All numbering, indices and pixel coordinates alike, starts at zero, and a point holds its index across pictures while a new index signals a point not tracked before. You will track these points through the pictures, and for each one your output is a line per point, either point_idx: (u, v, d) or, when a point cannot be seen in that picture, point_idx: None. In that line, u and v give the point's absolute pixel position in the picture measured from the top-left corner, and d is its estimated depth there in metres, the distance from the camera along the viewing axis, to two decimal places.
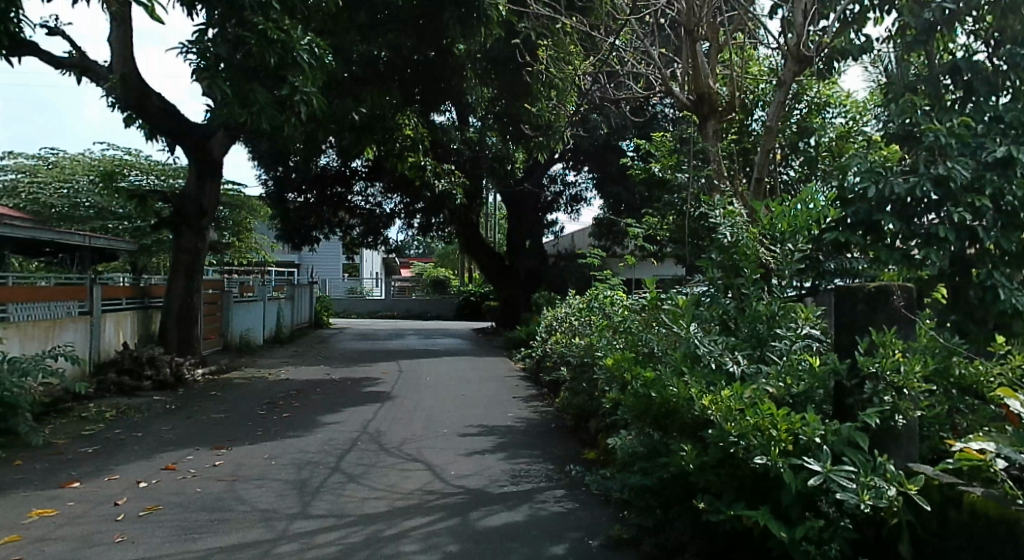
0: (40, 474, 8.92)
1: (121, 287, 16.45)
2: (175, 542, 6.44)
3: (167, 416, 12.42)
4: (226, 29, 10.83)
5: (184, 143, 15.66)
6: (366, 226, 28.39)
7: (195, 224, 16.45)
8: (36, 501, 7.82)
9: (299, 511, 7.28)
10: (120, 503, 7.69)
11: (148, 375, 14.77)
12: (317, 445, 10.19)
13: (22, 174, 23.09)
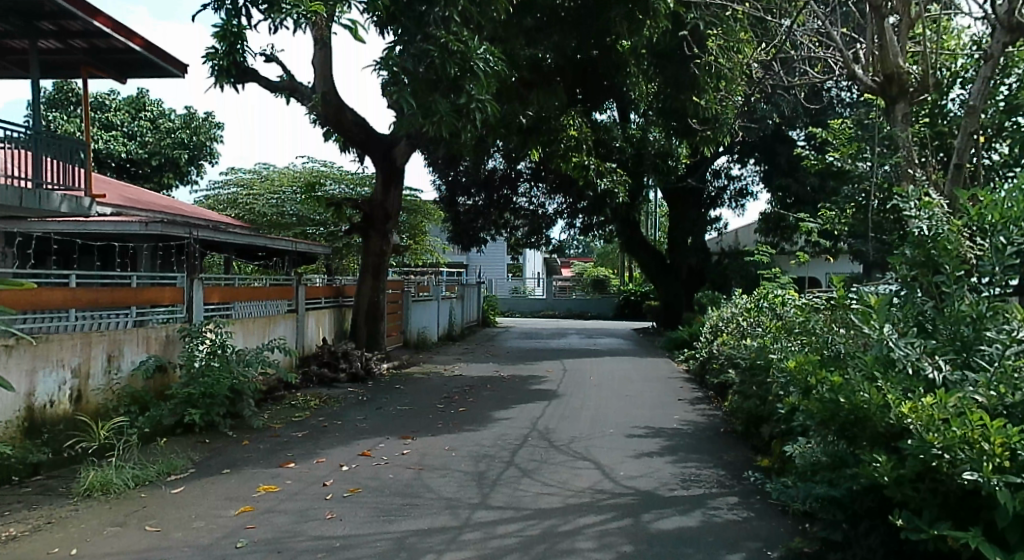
0: (265, 453, 9.77)
1: (321, 287, 18.10)
2: (374, 523, 7.18)
3: (360, 407, 13.58)
4: (411, 44, 11.45)
5: (371, 154, 16.93)
6: (530, 226, 28.93)
7: (381, 228, 17.67)
8: (262, 478, 8.64)
9: (481, 501, 7.85)
10: (328, 484, 8.45)
11: (343, 369, 16.18)
12: (492, 439, 10.86)
13: (241, 187, 26.22)
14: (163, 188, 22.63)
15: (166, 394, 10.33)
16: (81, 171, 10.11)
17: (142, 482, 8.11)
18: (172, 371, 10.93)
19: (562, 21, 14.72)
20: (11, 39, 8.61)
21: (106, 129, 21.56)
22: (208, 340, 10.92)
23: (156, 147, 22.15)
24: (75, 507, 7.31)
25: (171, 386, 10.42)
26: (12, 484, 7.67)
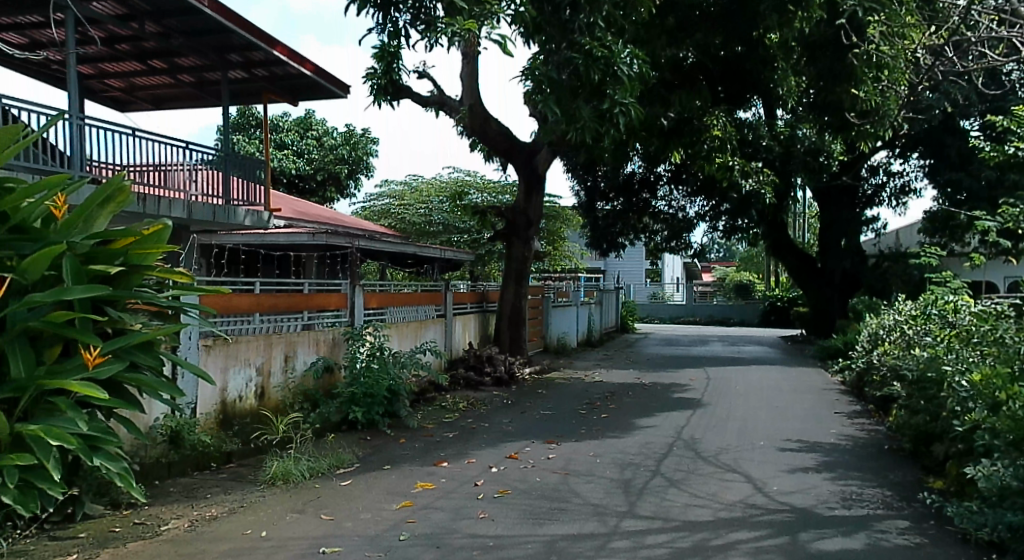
0: (418, 451, 9.22)
1: (466, 292, 16.80)
2: (524, 524, 6.14)
3: (506, 409, 12.36)
4: (553, 52, 9.89)
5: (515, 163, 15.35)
6: (671, 231, 26.70)
7: (523, 235, 16.00)
8: (418, 474, 7.90)
9: (628, 509, 6.63)
10: (479, 484, 7.46)
11: (489, 373, 14.82)
12: (636, 447, 9.34)
13: (394, 199, 27.26)
14: (327, 202, 24.09)
15: (332, 391, 10.47)
16: (261, 189, 10.83)
17: (315, 473, 7.74)
18: (338, 370, 11.12)
19: (708, 18, 13.61)
20: (206, 71, 9.46)
21: (279, 148, 23.27)
22: (368, 342, 10.84)
23: (320, 164, 23.60)
24: (259, 494, 6.94)
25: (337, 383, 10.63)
26: (209, 470, 7.50)
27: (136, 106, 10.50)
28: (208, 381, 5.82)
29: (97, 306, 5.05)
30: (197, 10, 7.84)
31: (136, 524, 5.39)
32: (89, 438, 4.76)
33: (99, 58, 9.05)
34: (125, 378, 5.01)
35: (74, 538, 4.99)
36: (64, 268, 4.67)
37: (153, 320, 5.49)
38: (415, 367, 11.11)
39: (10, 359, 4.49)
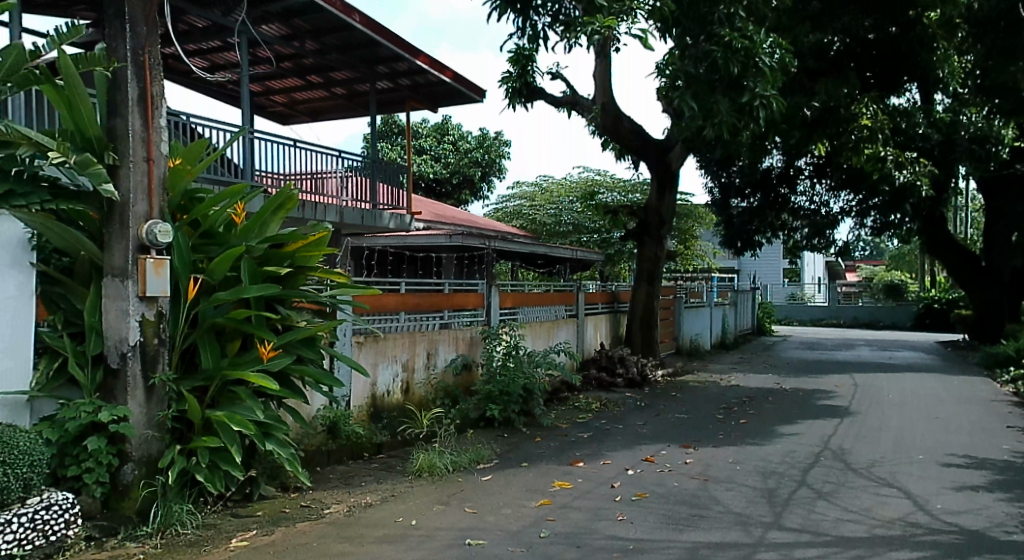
0: (554, 450, 8.18)
1: (598, 292, 15.22)
2: (662, 530, 5.40)
3: (635, 410, 11.16)
4: (695, 46, 9.75)
5: (647, 160, 13.78)
6: (814, 231, 24.32)
7: (656, 234, 14.50)
8: (553, 473, 7.06)
9: (774, 520, 5.73)
10: (616, 486, 6.61)
11: (621, 374, 13.30)
12: (780, 455, 8.20)
13: (525, 199, 27.33)
14: (461, 204, 24.73)
15: (471, 388, 9.63)
16: (404, 193, 11.14)
17: (457, 468, 7.15)
18: (476, 370, 10.06)
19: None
20: (357, 83, 9.98)
21: (417, 153, 24.06)
22: (505, 340, 9.81)
23: (456, 167, 24.26)
24: (407, 484, 6.53)
25: (476, 381, 9.70)
26: (362, 459, 7.49)
27: (296, 119, 11.24)
28: (363, 372, 5.90)
29: (267, 304, 5.22)
30: (350, 26, 8.35)
31: (302, 507, 5.35)
32: (263, 425, 5.02)
33: (266, 76, 9.75)
34: (293, 371, 5.18)
35: (251, 514, 5.06)
36: (242, 270, 4.99)
37: (314, 318, 5.54)
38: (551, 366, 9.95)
39: (200, 352, 4.88)
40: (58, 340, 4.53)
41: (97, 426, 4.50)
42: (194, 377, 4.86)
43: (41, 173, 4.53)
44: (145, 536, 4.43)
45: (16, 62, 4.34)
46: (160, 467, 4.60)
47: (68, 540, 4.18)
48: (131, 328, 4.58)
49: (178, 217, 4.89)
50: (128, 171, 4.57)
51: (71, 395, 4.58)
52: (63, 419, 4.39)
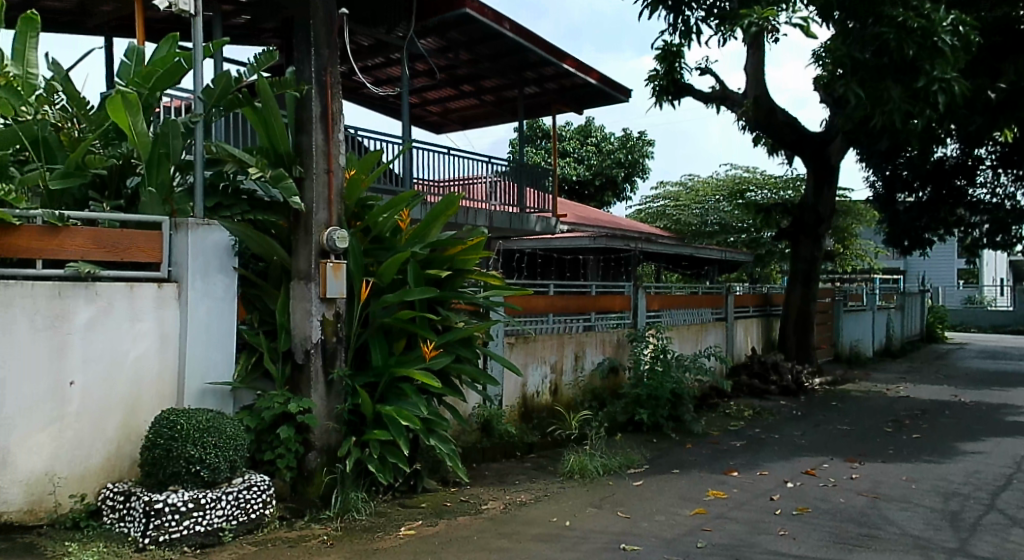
0: (708, 457, 7.82)
1: (750, 294, 14.78)
2: (831, 550, 4.96)
3: (795, 421, 10.73)
4: (866, 29, 9.20)
5: (803, 155, 13.15)
6: (997, 225, 20.30)
7: (812, 234, 13.73)
8: (706, 482, 6.71)
9: (960, 546, 5.14)
10: (775, 498, 6.22)
11: (775, 381, 12.87)
12: (961, 475, 7.49)
13: (669, 200, 25.88)
14: (604, 206, 24.82)
15: (618, 392, 9.29)
16: (551, 195, 11.13)
17: (608, 471, 6.93)
18: (623, 374, 9.71)
19: None
20: (505, 89, 10.25)
21: (561, 156, 24.30)
22: (652, 344, 9.32)
23: (599, 168, 24.31)
24: (559, 486, 6.37)
25: (623, 385, 9.31)
26: (515, 458, 7.40)
27: (447, 127, 11.69)
28: (519, 373, 5.86)
29: (429, 305, 5.42)
30: (502, 34, 8.51)
31: (460, 501, 5.51)
32: (426, 421, 5.22)
33: (421, 88, 10.22)
34: (453, 369, 5.38)
35: (417, 506, 5.29)
36: (408, 272, 5.22)
37: (471, 319, 5.69)
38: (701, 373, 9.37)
39: (371, 349, 5.21)
40: (255, 336, 5.03)
41: (287, 416, 4.91)
42: (366, 374, 5.18)
43: (243, 186, 5.12)
44: (328, 519, 4.80)
45: (225, 89, 4.97)
46: (339, 456, 4.95)
47: (265, 518, 4.59)
48: (313, 326, 4.95)
49: (352, 224, 5.25)
50: (312, 183, 4.94)
51: (265, 386, 5.04)
52: (260, 408, 4.86)
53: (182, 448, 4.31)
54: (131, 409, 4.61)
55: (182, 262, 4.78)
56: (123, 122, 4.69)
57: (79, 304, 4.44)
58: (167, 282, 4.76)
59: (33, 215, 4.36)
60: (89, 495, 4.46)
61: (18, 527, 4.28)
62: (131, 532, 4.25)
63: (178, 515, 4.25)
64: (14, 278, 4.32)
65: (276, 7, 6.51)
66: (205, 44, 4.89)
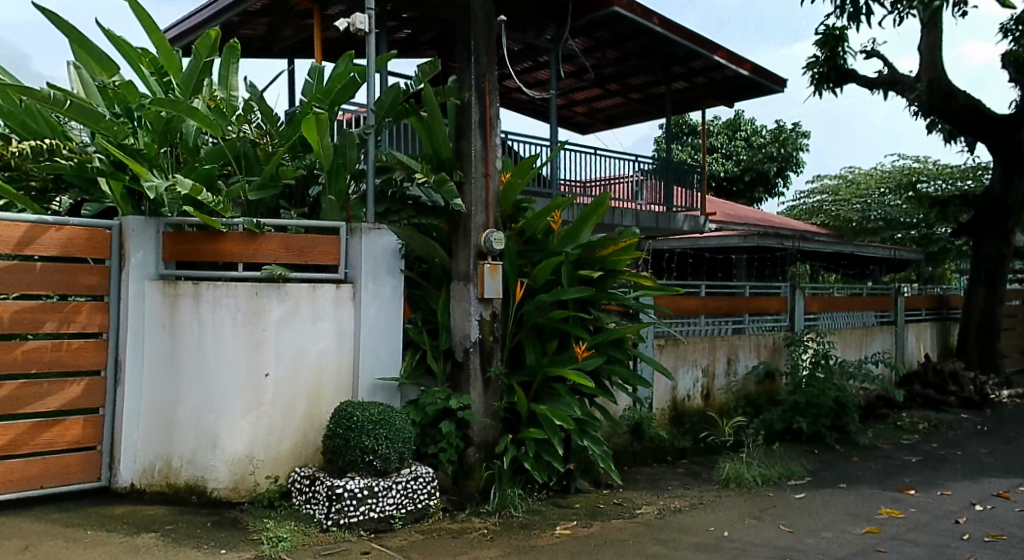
0: (880, 472, 7.28)
1: (922, 295, 13.93)
2: None
3: (981, 437, 9.91)
4: None
5: (988, 140, 12.02)
6: None
7: (999, 227, 12.53)
8: (878, 498, 6.27)
9: None
10: (963, 522, 5.69)
11: (954, 392, 11.95)
12: None
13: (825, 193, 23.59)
14: None
15: (774, 399, 8.91)
16: (698, 194, 10.52)
17: (767, 481, 6.55)
18: (779, 380, 9.25)
19: None
20: (653, 86, 10.13)
21: (707, 152, 22.04)
22: (812, 348, 8.88)
23: (749, 164, 21.66)
24: (715, 493, 6.12)
25: (779, 391, 8.92)
26: (666, 463, 7.11)
27: (595, 127, 11.72)
28: (671, 376, 5.75)
29: (581, 306, 5.45)
30: (650, 29, 8.38)
31: (614, 504, 5.48)
32: (579, 421, 5.29)
33: (568, 90, 10.33)
34: (605, 370, 5.38)
35: (571, 506, 5.31)
36: (561, 273, 5.30)
37: (622, 321, 5.64)
38: (868, 380, 8.83)
39: (526, 349, 5.32)
40: (419, 335, 5.26)
41: (449, 412, 5.12)
42: (520, 373, 5.29)
43: (408, 193, 5.41)
44: (487, 513, 4.94)
45: (394, 100, 5.18)
46: (497, 452, 5.12)
47: (430, 509, 4.82)
48: (472, 325, 5.11)
49: (508, 226, 5.37)
50: (470, 187, 5.11)
51: (428, 383, 5.23)
52: (424, 403, 5.07)
53: (358, 439, 4.66)
54: (314, 401, 4.97)
55: (356, 265, 5.04)
56: (313, 137, 4.92)
57: (271, 304, 4.85)
58: (344, 284, 5.05)
59: (233, 224, 4.85)
60: (282, 478, 4.89)
61: (226, 502, 4.81)
62: (317, 513, 4.62)
63: (355, 500, 4.58)
64: (219, 280, 4.89)
65: (435, 20, 6.77)
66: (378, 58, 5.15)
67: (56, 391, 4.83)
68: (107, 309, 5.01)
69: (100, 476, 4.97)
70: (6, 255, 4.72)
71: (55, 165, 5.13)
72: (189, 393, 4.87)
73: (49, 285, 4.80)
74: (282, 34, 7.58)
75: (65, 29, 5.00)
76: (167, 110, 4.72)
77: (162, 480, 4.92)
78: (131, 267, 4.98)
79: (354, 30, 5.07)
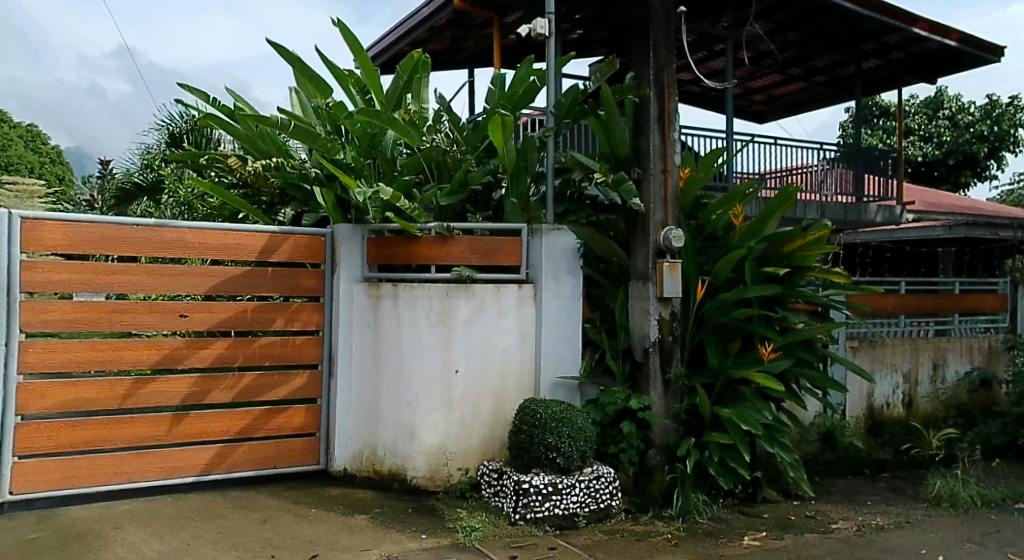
0: None
1: None
2: None
3: None
4: None
5: None
6: None
7: None
8: None
9: None
10: None
11: None
12: None
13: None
14: None
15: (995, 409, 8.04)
16: (893, 181, 9.60)
17: (989, 502, 5.89)
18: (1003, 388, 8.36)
19: None
20: (839, 68, 9.46)
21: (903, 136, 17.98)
22: None
23: None
24: (924, 513, 5.57)
25: (1002, 401, 8.03)
26: (864, 477, 6.51)
27: (775, 115, 11.19)
28: (870, 380, 5.32)
29: (767, 304, 5.20)
30: (843, 8, 7.87)
31: (807, 516, 5.15)
32: (767, 427, 5.03)
33: (745, 78, 9.91)
34: (794, 373, 5.09)
35: (758, 516, 5.05)
36: (745, 271, 5.08)
37: (813, 320, 5.30)
38: None
39: (707, 349, 5.13)
40: (598, 334, 5.22)
41: (630, 412, 5.03)
42: (703, 374, 5.12)
43: (586, 192, 5.37)
44: (671, 517, 4.82)
45: (573, 101, 5.12)
46: (679, 456, 4.97)
47: (612, 510, 4.78)
48: (651, 325, 5.01)
49: (688, 221, 5.21)
50: (649, 184, 5.02)
51: (608, 382, 5.19)
52: (604, 403, 5.03)
53: (543, 436, 4.72)
54: (499, 397, 5.05)
55: (538, 265, 5.07)
56: (499, 141, 4.99)
57: (460, 303, 4.98)
58: (525, 284, 5.09)
59: (426, 228, 5.03)
60: (472, 470, 5.02)
61: (424, 491, 5.00)
62: (504, 507, 4.70)
63: (541, 496, 4.61)
64: (414, 281, 5.10)
65: (607, 16, 6.77)
66: (561, 60, 5.11)
67: (284, 382, 5.25)
68: (320, 308, 5.34)
69: (318, 459, 5.31)
70: (247, 262, 5.20)
71: (276, 174, 5.43)
72: (391, 386, 5.10)
73: (277, 288, 5.22)
74: (462, 44, 7.85)
75: (287, 56, 5.44)
76: (372, 121, 4.95)
77: (369, 467, 5.19)
78: (339, 268, 5.29)
79: (535, 35, 5.04)
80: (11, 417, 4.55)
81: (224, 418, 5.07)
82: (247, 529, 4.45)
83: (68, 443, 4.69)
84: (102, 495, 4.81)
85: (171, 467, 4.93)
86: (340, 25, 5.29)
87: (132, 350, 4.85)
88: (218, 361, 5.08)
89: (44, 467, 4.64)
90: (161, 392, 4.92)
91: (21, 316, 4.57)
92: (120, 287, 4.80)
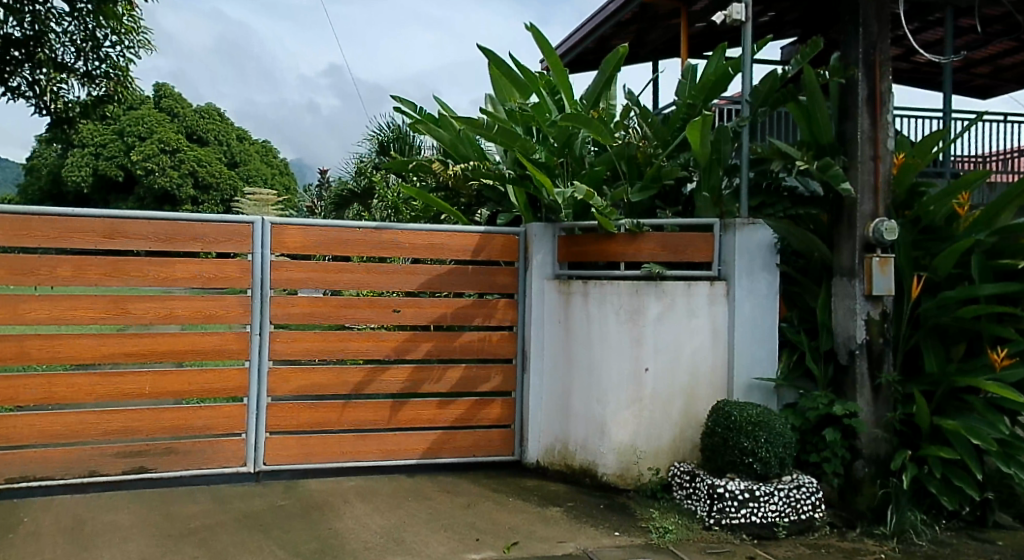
0: None
1: None
2: None
3: None
4: None
5: None
6: None
7: None
8: None
9: None
10: None
11: None
12: None
13: None
14: None
15: None
16: None
17: None
18: None
19: None
20: None
21: None
22: None
23: None
24: None
25: None
26: None
27: (1004, 87, 9.96)
28: None
29: (999, 303, 4.61)
30: None
31: None
32: (1002, 442, 4.43)
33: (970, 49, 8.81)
34: None
35: (991, 543, 4.46)
36: (973, 266, 4.53)
37: None
38: None
39: (925, 353, 4.65)
40: (797, 335, 4.90)
41: (833, 418, 4.68)
42: (920, 381, 4.63)
43: (784, 183, 5.11)
44: (883, 536, 4.39)
45: (770, 88, 4.92)
46: (892, 469, 4.52)
47: (815, 522, 4.46)
48: (858, 326, 4.62)
49: (902, 212, 4.73)
50: (857, 171, 4.61)
51: (809, 386, 4.87)
52: (805, 408, 4.72)
53: (738, 439, 4.51)
54: (691, 398, 4.91)
55: (731, 261, 4.85)
56: (696, 135, 4.86)
57: (650, 301, 4.91)
58: (717, 280, 4.89)
59: (619, 225, 5.01)
60: (663, 470, 4.91)
61: (614, 488, 4.98)
62: (697, 511, 4.54)
63: (737, 501, 4.40)
64: (605, 279, 5.11)
65: None
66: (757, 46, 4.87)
67: (485, 375, 5.46)
68: (515, 305, 5.52)
69: (513, 451, 5.50)
70: (454, 259, 5.47)
71: (475, 175, 5.70)
72: (581, 381, 5.16)
73: (480, 285, 5.45)
74: (646, 39, 7.78)
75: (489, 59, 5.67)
76: (567, 122, 5.03)
77: (562, 460, 5.28)
78: (533, 266, 5.44)
79: (731, 21, 4.80)
80: (264, 397, 5.10)
81: (433, 406, 5.36)
82: (457, 512, 4.69)
83: (307, 422, 5.19)
84: (333, 471, 5.26)
85: (389, 449, 5.30)
86: (534, 29, 5.40)
87: (355, 341, 5.24)
88: (429, 354, 5.36)
89: (287, 443, 5.16)
90: (381, 380, 5.28)
91: (270, 309, 5.10)
92: (346, 285, 5.21)
